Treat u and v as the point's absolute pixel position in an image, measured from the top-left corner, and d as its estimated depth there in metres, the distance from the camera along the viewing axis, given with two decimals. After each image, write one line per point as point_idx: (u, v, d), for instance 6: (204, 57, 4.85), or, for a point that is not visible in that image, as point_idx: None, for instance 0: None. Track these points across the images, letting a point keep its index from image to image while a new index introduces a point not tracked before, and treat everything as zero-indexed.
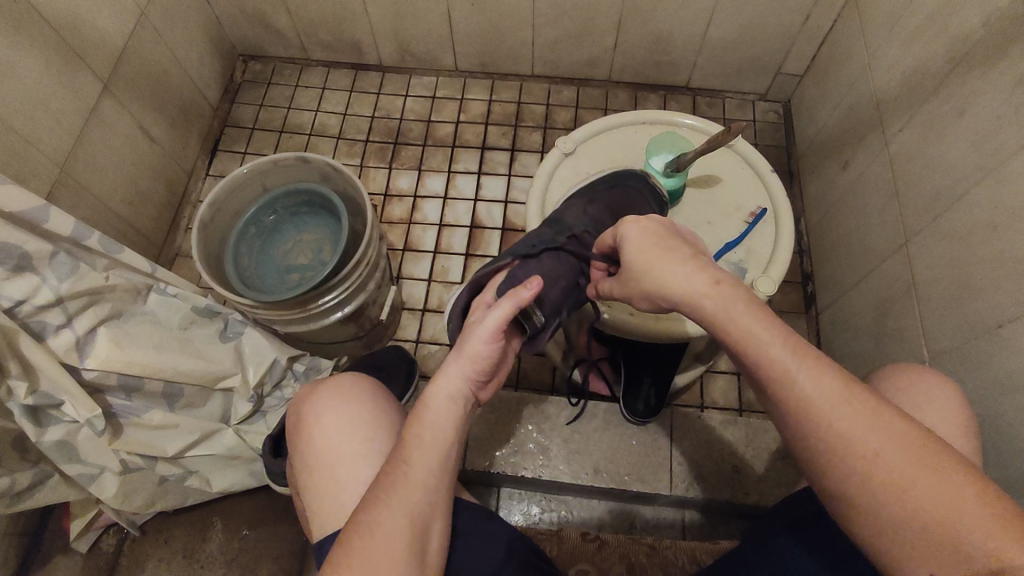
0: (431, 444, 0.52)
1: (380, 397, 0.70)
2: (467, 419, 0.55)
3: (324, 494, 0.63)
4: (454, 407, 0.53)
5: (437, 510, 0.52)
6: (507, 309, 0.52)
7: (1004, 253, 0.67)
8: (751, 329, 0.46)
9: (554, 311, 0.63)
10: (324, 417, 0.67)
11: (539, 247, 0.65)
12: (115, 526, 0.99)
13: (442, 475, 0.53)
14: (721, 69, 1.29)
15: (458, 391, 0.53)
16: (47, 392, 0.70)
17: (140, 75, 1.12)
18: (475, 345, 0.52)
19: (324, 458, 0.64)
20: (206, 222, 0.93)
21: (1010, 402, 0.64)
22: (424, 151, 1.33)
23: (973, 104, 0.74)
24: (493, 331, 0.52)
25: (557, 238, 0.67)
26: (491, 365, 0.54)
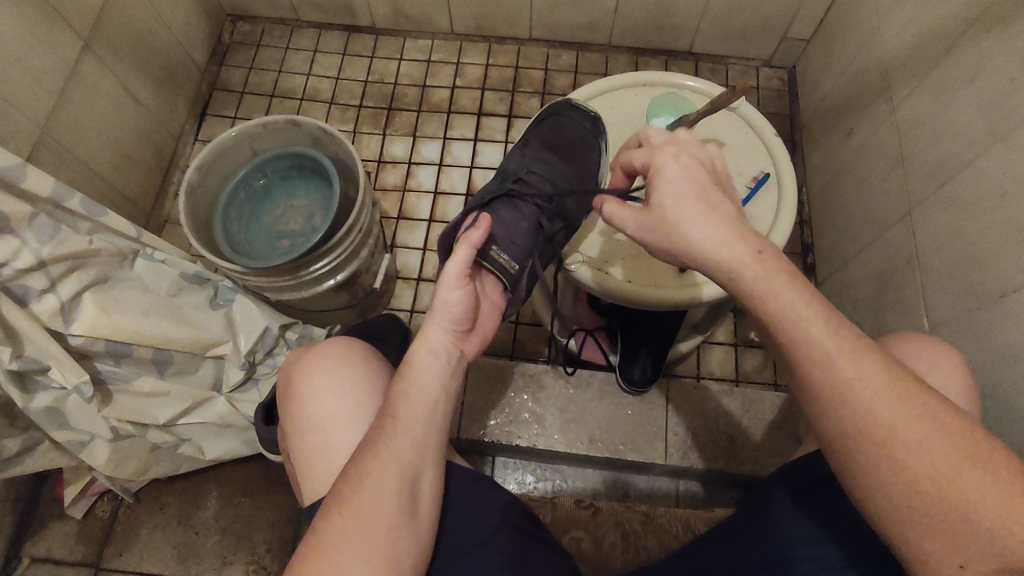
0: (419, 394, 0.53)
1: (374, 360, 0.69)
2: (457, 374, 0.56)
3: (317, 458, 0.62)
4: (438, 357, 0.54)
5: (430, 460, 0.53)
6: (467, 253, 0.54)
7: (1012, 221, 0.65)
8: (793, 305, 0.45)
9: (522, 256, 0.65)
10: (316, 379, 0.65)
11: (488, 197, 0.68)
12: (108, 494, 0.99)
13: (434, 425, 0.53)
14: (725, 33, 1.25)
15: (440, 339, 0.54)
16: (32, 357, 0.69)
17: (123, 34, 1.08)
18: (444, 293, 0.54)
19: (317, 421, 0.63)
20: (194, 185, 0.90)
21: (1011, 372, 0.64)
22: (418, 116, 1.30)
23: (986, 67, 0.71)
24: (458, 277, 0.53)
25: (505, 184, 0.70)
26: (467, 314, 0.55)
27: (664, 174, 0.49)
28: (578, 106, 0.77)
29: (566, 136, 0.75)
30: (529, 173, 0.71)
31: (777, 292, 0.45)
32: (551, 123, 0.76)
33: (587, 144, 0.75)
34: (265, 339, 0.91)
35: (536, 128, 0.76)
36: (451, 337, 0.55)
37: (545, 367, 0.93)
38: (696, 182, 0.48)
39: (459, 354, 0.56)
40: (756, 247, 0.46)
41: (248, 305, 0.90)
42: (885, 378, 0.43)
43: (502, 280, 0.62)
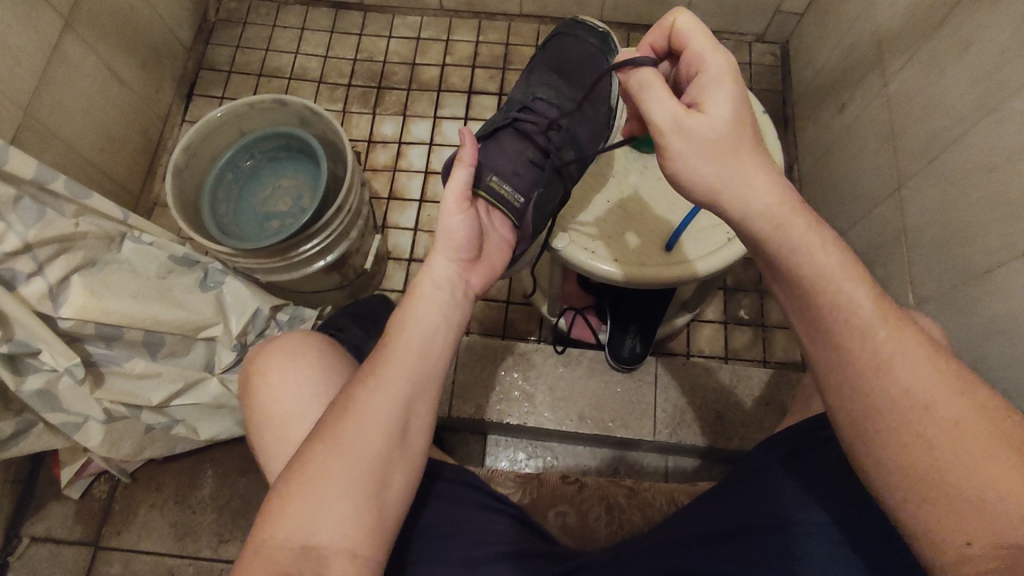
0: (417, 322, 0.53)
1: (330, 352, 0.67)
2: (460, 304, 0.56)
3: (275, 456, 0.62)
4: (440, 285, 0.55)
5: (425, 393, 0.52)
6: (464, 178, 0.58)
7: (998, 196, 0.65)
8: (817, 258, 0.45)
9: (527, 187, 0.68)
10: (270, 377, 0.65)
11: (496, 125, 0.71)
12: (105, 475, 1.00)
13: (430, 355, 0.53)
14: (718, 8, 1.23)
15: (442, 267, 0.56)
16: (23, 341, 0.69)
17: (105, 12, 1.06)
18: (445, 219, 0.57)
19: (273, 419, 0.63)
20: (180, 167, 0.89)
21: (994, 346, 0.65)
22: (409, 95, 1.29)
23: (977, 40, 0.71)
24: (458, 200, 0.58)
25: (510, 113, 0.72)
26: (469, 239, 0.58)
27: (718, 101, 0.48)
28: (587, 24, 0.78)
29: (570, 59, 0.76)
30: (534, 101, 0.73)
31: (804, 241, 0.45)
32: (556, 47, 0.77)
33: (594, 64, 0.76)
34: (256, 321, 0.92)
35: (541, 57, 0.78)
36: (454, 265, 0.57)
37: (535, 346, 0.94)
38: (746, 129, 0.48)
39: (461, 283, 0.57)
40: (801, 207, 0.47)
41: (238, 287, 0.89)
42: (923, 353, 0.42)
43: (510, 216, 0.65)
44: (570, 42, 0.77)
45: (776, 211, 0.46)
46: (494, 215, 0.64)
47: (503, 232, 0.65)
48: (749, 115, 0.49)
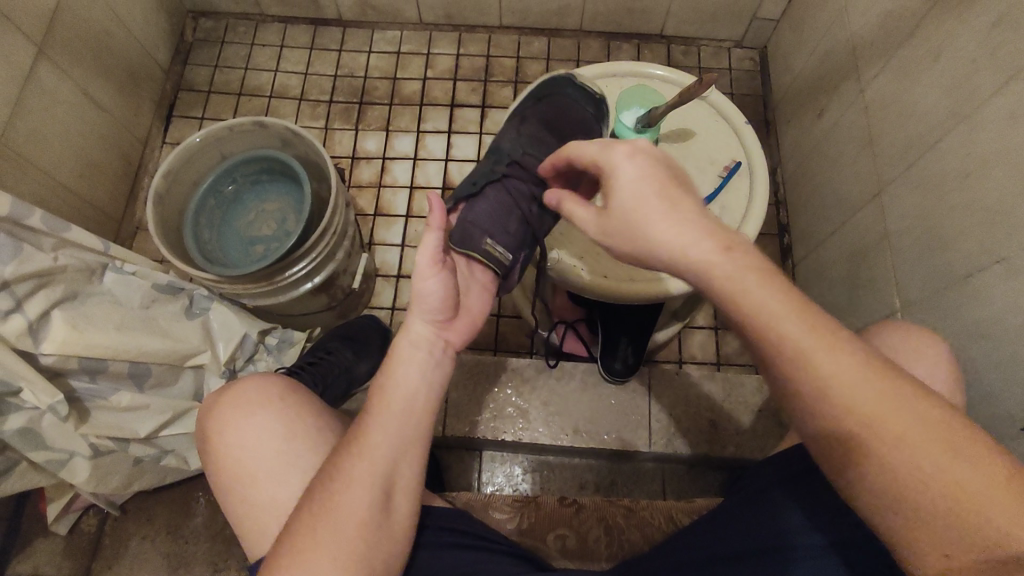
0: (397, 388, 0.52)
1: (290, 399, 0.64)
2: (441, 365, 0.54)
3: (244, 518, 0.59)
4: (418, 348, 0.53)
5: (408, 457, 0.51)
6: (436, 240, 0.52)
7: (976, 201, 0.66)
8: (752, 294, 0.41)
9: (516, 244, 0.64)
10: (227, 436, 0.61)
11: (479, 183, 0.65)
12: (94, 508, 0.98)
13: (411, 419, 0.52)
14: (696, 15, 1.24)
15: (419, 329, 0.53)
16: (3, 381, 0.67)
17: (79, 38, 1.05)
18: (419, 284, 0.52)
19: (237, 480, 0.60)
20: (161, 194, 0.88)
21: (979, 349, 0.65)
22: (391, 110, 1.28)
23: (949, 47, 0.72)
24: (430, 263, 0.52)
25: (497, 167, 0.67)
26: (446, 301, 0.53)
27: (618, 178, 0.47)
28: (584, 86, 0.74)
29: (565, 119, 0.72)
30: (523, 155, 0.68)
31: (744, 282, 0.41)
32: (551, 102, 0.72)
33: (589, 129, 0.73)
34: (244, 346, 0.92)
35: (536, 105, 0.72)
36: (433, 326, 0.54)
37: (527, 361, 0.93)
38: (647, 193, 0.45)
39: (442, 343, 0.55)
40: (726, 241, 0.43)
41: (225, 314, 0.89)
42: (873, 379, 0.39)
43: (494, 271, 0.59)
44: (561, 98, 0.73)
45: (699, 253, 0.43)
46: (474, 263, 0.59)
47: (489, 288, 0.60)
48: (656, 162, 0.47)
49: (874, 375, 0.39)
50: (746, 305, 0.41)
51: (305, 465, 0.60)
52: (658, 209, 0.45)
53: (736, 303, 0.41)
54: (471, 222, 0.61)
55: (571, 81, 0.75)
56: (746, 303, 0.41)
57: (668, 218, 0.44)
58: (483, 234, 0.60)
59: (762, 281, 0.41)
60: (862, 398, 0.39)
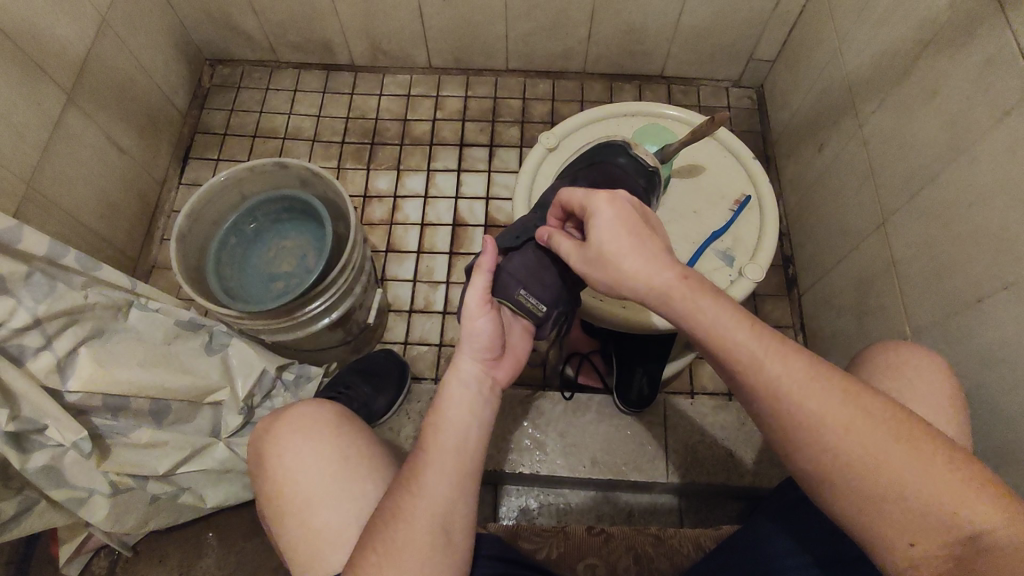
0: (451, 425, 0.53)
1: (347, 428, 0.66)
2: (488, 400, 0.55)
3: (298, 542, 0.60)
4: (468, 386, 0.54)
5: (466, 495, 0.52)
6: (484, 282, 0.55)
7: (981, 229, 0.69)
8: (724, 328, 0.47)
9: (552, 298, 0.62)
10: (286, 458, 0.63)
11: (521, 237, 0.64)
12: (105, 549, 0.97)
13: (467, 456, 0.52)
14: (695, 56, 1.29)
15: (468, 367, 0.55)
16: (29, 417, 0.67)
17: (104, 85, 1.09)
18: (468, 322, 0.55)
19: (293, 502, 0.61)
20: (184, 232, 0.90)
21: (991, 373, 0.67)
22: (402, 150, 1.32)
23: (943, 85, 0.76)
24: (480, 304, 0.55)
25: (541, 223, 0.65)
26: (493, 339, 0.55)
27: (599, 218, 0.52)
28: (635, 154, 0.70)
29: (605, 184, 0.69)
30: None
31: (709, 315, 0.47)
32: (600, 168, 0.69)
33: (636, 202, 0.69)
34: (262, 382, 0.92)
35: (587, 169, 0.71)
36: (480, 364, 0.56)
37: (543, 393, 0.94)
38: (621, 233, 0.51)
39: (490, 380, 0.56)
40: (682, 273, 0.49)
41: (244, 349, 0.90)
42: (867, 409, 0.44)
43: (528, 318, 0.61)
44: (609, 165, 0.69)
45: (664, 281, 0.49)
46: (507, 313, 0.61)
47: (525, 333, 0.61)
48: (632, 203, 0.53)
49: (846, 395, 0.45)
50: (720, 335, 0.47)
51: (359, 491, 0.61)
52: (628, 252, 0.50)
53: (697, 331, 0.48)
54: (511, 272, 0.60)
55: (622, 149, 0.70)
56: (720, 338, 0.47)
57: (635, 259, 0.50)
58: (518, 283, 0.60)
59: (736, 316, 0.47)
60: (837, 416, 0.44)
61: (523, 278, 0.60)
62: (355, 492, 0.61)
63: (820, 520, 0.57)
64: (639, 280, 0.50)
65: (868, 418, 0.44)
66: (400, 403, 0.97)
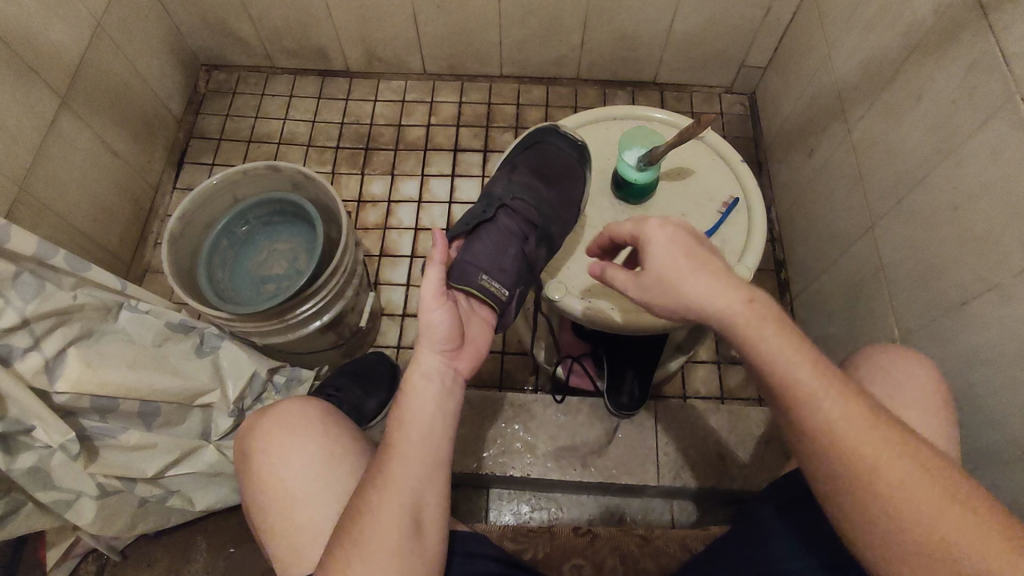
0: (412, 417, 0.52)
1: (334, 423, 0.66)
2: (453, 394, 0.55)
3: (280, 536, 0.60)
4: (430, 378, 0.54)
5: (433, 485, 0.52)
6: (439, 274, 0.55)
7: (965, 231, 0.69)
8: (779, 352, 0.47)
9: (511, 282, 0.66)
10: (272, 454, 0.63)
11: (472, 223, 0.69)
12: (94, 553, 0.96)
13: (430, 447, 0.52)
14: (687, 63, 1.30)
15: (430, 361, 0.54)
16: (15, 418, 0.66)
17: (99, 90, 1.10)
18: (426, 316, 0.54)
19: (276, 497, 0.61)
20: (176, 235, 0.91)
21: (978, 375, 0.67)
22: (396, 155, 1.32)
23: (928, 91, 0.76)
24: (435, 295, 0.54)
25: (489, 210, 0.70)
26: (451, 332, 0.55)
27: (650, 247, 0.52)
28: (565, 133, 0.79)
29: (552, 165, 0.77)
30: (513, 199, 0.72)
31: (776, 360, 0.46)
32: (539, 149, 0.78)
33: (575, 173, 0.77)
34: (253, 384, 0.92)
35: (523, 154, 0.78)
36: (442, 356, 0.55)
37: (534, 397, 0.94)
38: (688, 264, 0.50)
39: (452, 373, 0.56)
40: (748, 293, 0.48)
41: (234, 351, 0.90)
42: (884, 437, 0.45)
43: (492, 307, 0.62)
44: (546, 147, 0.78)
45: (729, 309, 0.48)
46: (472, 298, 0.61)
47: (489, 322, 0.62)
48: (687, 241, 0.52)
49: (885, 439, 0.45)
50: (775, 356, 0.46)
51: (343, 488, 0.61)
52: (685, 285, 0.49)
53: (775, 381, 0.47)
54: (469, 260, 0.64)
55: (554, 131, 0.80)
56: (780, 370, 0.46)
57: (701, 289, 0.49)
58: (480, 269, 0.63)
59: (794, 342, 0.47)
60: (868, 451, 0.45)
61: (476, 260, 0.64)
62: (337, 491, 0.61)
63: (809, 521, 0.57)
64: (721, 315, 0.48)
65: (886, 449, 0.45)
66: (390, 405, 0.97)
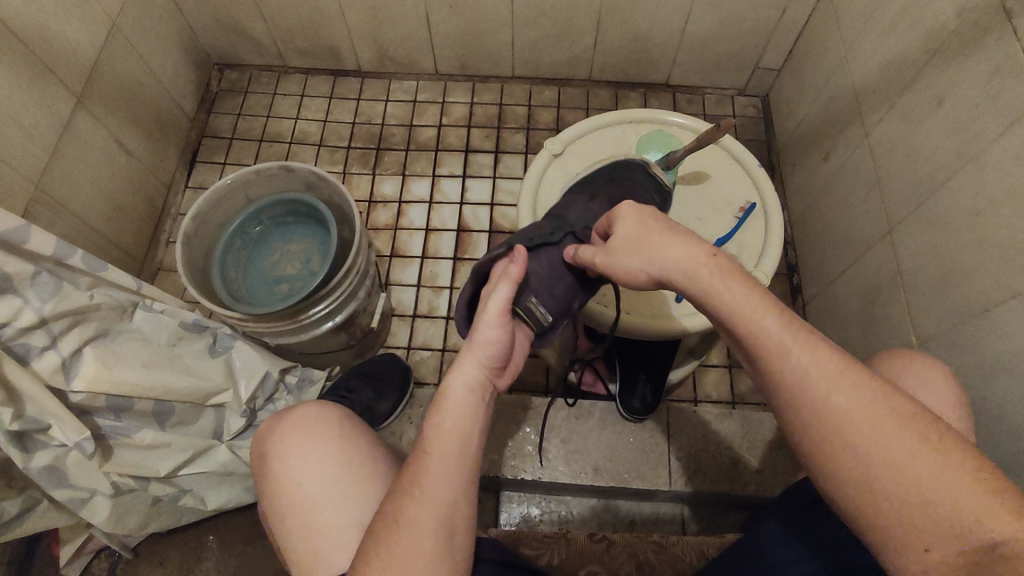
0: (450, 431, 0.52)
1: (351, 426, 0.66)
2: (486, 407, 0.55)
3: (297, 540, 0.60)
4: (471, 391, 0.53)
5: (467, 497, 0.52)
6: (507, 293, 0.54)
7: (989, 238, 0.68)
8: (755, 311, 0.47)
9: (558, 308, 0.63)
10: (289, 458, 0.63)
11: (535, 240, 0.62)
12: (106, 550, 0.97)
13: (467, 460, 0.52)
14: (699, 64, 1.30)
15: (473, 373, 0.54)
16: (33, 417, 0.66)
17: (114, 88, 1.10)
18: (483, 330, 0.53)
19: (294, 499, 0.61)
20: (190, 234, 0.91)
21: (1000, 385, 0.66)
22: (407, 155, 1.32)
23: (951, 95, 0.76)
24: (499, 313, 0.53)
25: (556, 231, 0.64)
26: (503, 350, 0.54)
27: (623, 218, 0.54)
28: (653, 172, 0.72)
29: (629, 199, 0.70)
30: (581, 226, 0.65)
31: (752, 322, 0.46)
32: (616, 183, 0.71)
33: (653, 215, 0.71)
34: (265, 385, 0.93)
35: (604, 184, 0.72)
36: (486, 371, 0.54)
37: (547, 399, 0.94)
38: (657, 226, 0.53)
39: (490, 388, 0.55)
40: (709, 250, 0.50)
41: (247, 352, 0.90)
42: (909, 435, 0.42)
43: (534, 328, 0.60)
44: (627, 183, 0.71)
45: (689, 264, 0.50)
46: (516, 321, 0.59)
47: (528, 341, 0.61)
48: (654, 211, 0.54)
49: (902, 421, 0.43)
50: (731, 315, 0.47)
51: (360, 492, 0.61)
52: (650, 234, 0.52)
53: (759, 339, 0.46)
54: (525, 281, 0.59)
55: (641, 167, 0.73)
56: (753, 325, 0.46)
57: (662, 238, 0.51)
58: (530, 290, 0.60)
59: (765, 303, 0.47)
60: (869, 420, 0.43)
61: (532, 282, 0.60)
62: (354, 496, 0.61)
63: (827, 528, 0.56)
64: (679, 266, 0.50)
65: (904, 439, 0.42)
66: (402, 407, 0.97)
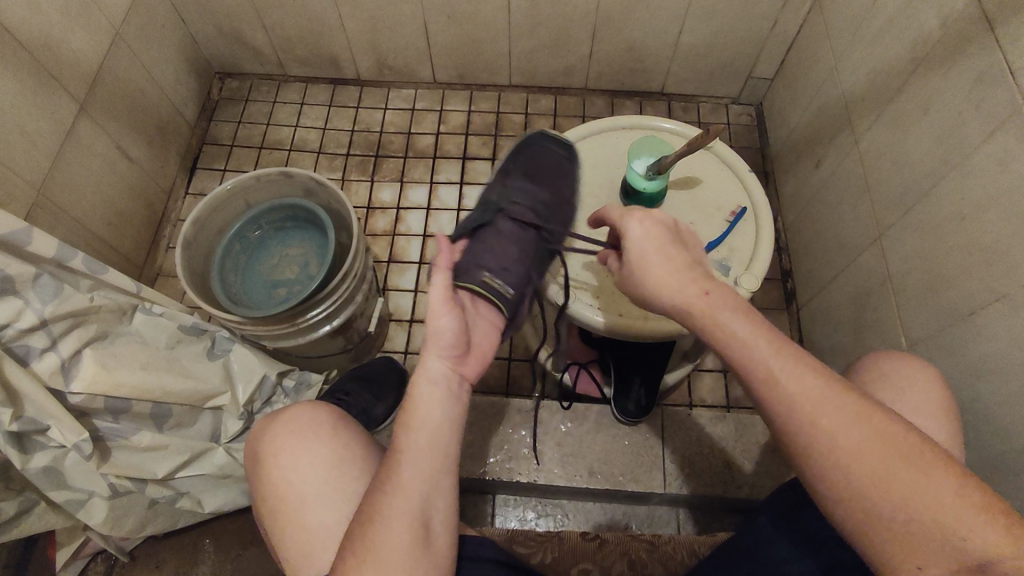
0: (418, 423, 0.53)
1: (344, 427, 0.67)
2: (458, 399, 0.55)
3: (289, 539, 0.61)
4: (435, 384, 0.54)
5: (442, 489, 0.53)
6: (445, 282, 0.57)
7: (974, 242, 0.69)
8: (749, 333, 0.47)
9: (518, 280, 0.66)
10: (282, 458, 0.64)
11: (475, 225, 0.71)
12: (102, 554, 0.97)
13: (436, 452, 0.53)
14: (694, 74, 1.32)
15: (435, 365, 0.55)
16: (32, 418, 0.67)
17: (115, 97, 1.12)
18: (434, 322, 0.55)
19: (286, 499, 0.62)
20: (190, 239, 0.92)
21: (987, 385, 0.67)
22: (405, 162, 1.34)
23: (936, 103, 0.77)
24: (445, 304, 0.55)
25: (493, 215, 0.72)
26: (460, 339, 0.56)
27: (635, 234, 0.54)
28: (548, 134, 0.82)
29: (544, 164, 0.79)
30: (511, 202, 0.73)
31: (744, 345, 0.47)
32: (529, 154, 0.80)
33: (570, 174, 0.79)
34: (262, 388, 0.93)
35: (517, 160, 0.79)
36: (447, 362, 0.55)
37: (541, 403, 0.95)
38: (666, 250, 0.53)
39: (457, 379, 0.56)
40: (704, 284, 0.50)
41: (245, 354, 0.91)
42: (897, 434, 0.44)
43: (500, 308, 0.63)
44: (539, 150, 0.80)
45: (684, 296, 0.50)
46: (480, 301, 0.62)
47: (499, 324, 0.63)
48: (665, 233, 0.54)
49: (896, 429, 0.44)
50: (729, 338, 0.48)
51: (351, 492, 0.62)
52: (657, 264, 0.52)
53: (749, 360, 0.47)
54: (470, 260, 0.65)
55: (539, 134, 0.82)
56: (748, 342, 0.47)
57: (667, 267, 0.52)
58: (481, 267, 0.64)
59: (754, 325, 0.48)
60: (842, 427, 0.44)
61: (482, 259, 0.65)
62: (345, 495, 0.62)
63: (814, 525, 0.57)
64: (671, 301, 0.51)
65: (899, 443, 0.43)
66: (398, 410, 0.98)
